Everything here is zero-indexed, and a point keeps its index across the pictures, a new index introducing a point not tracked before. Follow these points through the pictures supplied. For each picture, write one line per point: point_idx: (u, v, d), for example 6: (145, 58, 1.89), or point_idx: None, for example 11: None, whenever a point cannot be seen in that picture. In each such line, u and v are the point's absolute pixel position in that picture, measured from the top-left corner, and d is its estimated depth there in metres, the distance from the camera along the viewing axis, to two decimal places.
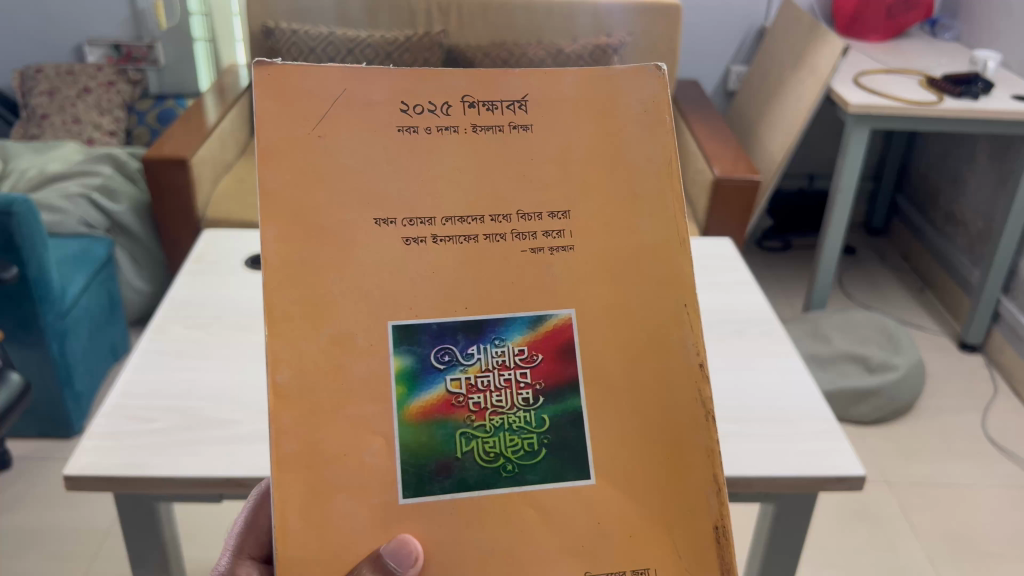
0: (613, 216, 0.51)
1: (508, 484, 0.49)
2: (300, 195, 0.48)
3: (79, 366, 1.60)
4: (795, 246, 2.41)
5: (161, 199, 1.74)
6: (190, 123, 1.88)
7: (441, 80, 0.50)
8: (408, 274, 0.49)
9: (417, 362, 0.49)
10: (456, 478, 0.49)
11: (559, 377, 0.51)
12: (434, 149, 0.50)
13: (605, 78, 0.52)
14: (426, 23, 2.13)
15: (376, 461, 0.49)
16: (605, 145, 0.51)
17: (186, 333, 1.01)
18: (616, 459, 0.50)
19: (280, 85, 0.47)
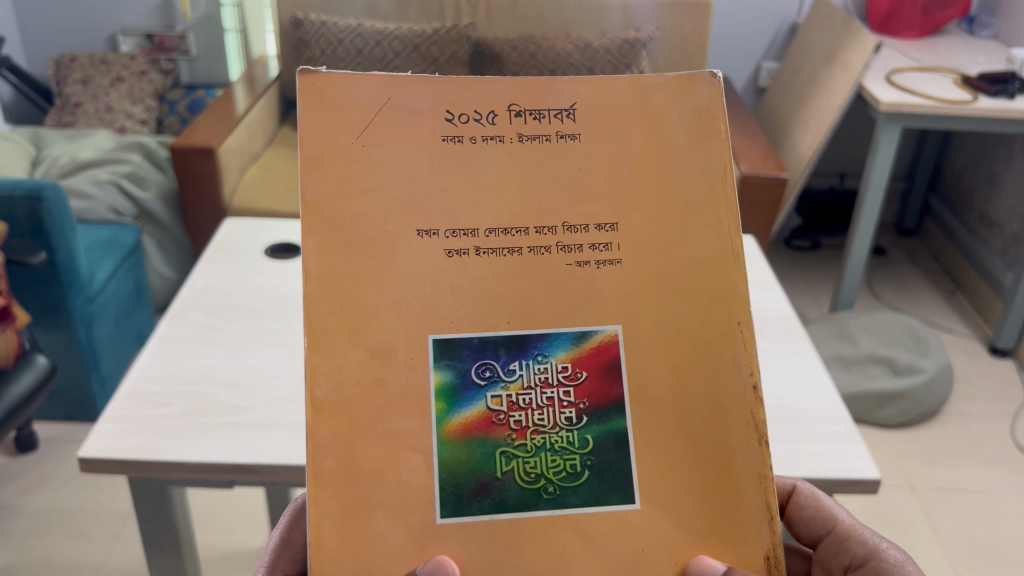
0: (662, 229, 0.50)
1: (549, 506, 0.49)
2: (342, 206, 0.47)
3: (105, 351, 1.61)
4: (824, 246, 2.38)
5: (189, 187, 1.74)
6: (218, 113, 1.87)
7: (486, 88, 0.49)
8: (449, 288, 0.48)
9: (457, 378, 0.49)
10: (495, 498, 0.48)
11: (604, 396, 0.49)
12: (479, 158, 0.48)
13: (654, 84, 0.50)
14: (454, 16, 2.12)
15: (414, 478, 0.48)
16: (654, 156, 0.50)
17: (202, 319, 1.00)
18: (661, 481, 0.49)
19: (322, 94, 0.46)
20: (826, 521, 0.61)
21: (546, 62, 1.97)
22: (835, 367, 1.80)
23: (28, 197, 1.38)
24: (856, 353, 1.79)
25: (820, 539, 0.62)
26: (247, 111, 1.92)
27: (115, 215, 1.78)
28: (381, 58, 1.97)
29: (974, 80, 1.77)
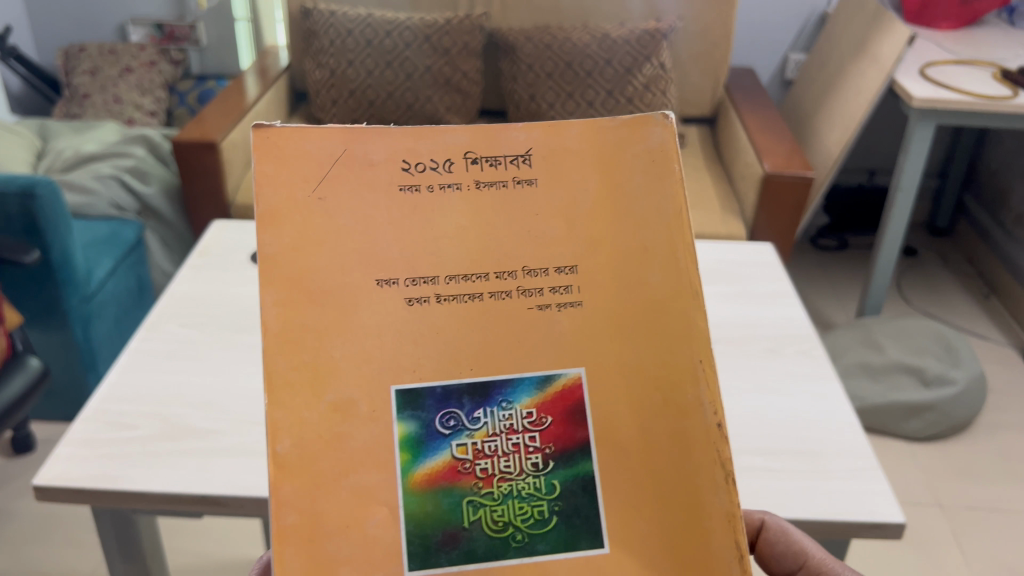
0: (621, 270, 0.50)
1: (519, 554, 0.48)
2: (300, 257, 0.46)
3: (103, 352, 1.64)
4: (851, 246, 2.33)
5: (193, 182, 1.74)
6: (227, 103, 1.87)
7: (440, 137, 0.49)
8: (411, 336, 0.48)
9: (421, 428, 0.48)
10: (464, 548, 0.47)
11: (569, 440, 0.49)
12: (437, 205, 0.48)
13: (607, 127, 0.50)
14: (467, 6, 2.07)
15: (380, 531, 0.47)
16: (610, 197, 0.50)
17: (179, 334, 1.01)
18: (627, 524, 0.48)
19: (276, 147, 0.46)
20: (796, 556, 0.60)
21: (562, 53, 1.93)
22: (860, 376, 1.75)
23: (22, 193, 1.42)
24: (882, 361, 1.75)
25: (793, 573, 0.61)
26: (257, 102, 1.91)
27: (117, 210, 1.79)
28: (391, 49, 1.94)
29: (1013, 74, 1.69)
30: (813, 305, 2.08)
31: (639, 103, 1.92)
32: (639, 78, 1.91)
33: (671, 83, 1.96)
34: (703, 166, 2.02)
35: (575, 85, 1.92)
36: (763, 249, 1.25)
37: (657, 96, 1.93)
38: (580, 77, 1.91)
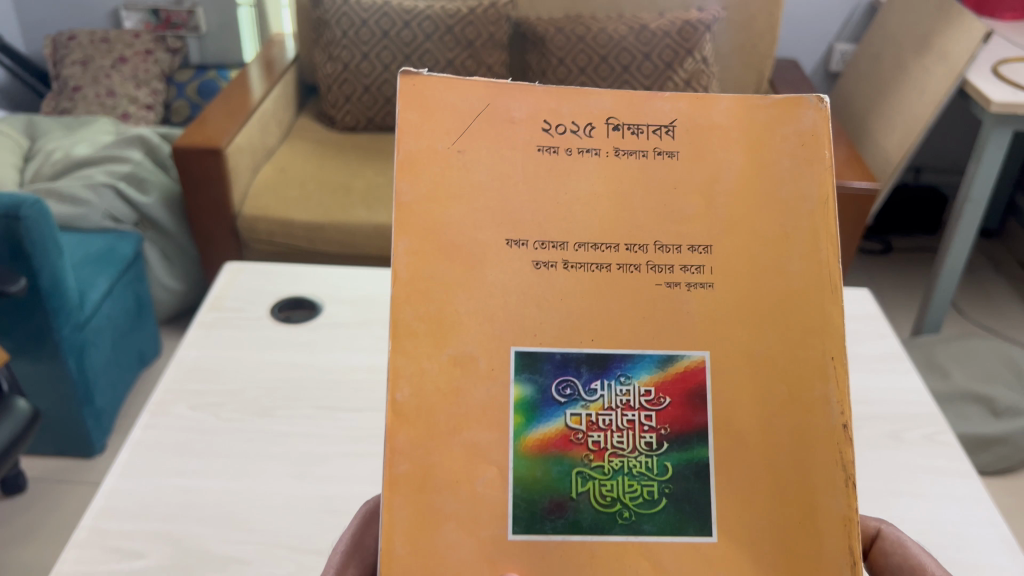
0: (757, 255, 0.49)
1: (624, 532, 0.47)
2: (435, 210, 0.47)
3: (99, 382, 1.55)
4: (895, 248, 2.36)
5: (195, 192, 1.65)
6: (231, 104, 1.81)
7: (585, 100, 0.49)
8: (534, 300, 0.48)
9: (538, 392, 0.48)
10: (570, 518, 0.47)
11: (686, 424, 0.48)
12: (574, 170, 0.49)
13: (760, 106, 0.50)
14: None
15: (488, 491, 0.46)
16: (753, 181, 0.49)
17: (191, 418, 0.90)
18: (739, 515, 0.47)
19: (421, 95, 0.47)
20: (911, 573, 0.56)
21: (597, 46, 1.92)
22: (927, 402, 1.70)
23: (6, 214, 1.29)
24: (948, 388, 1.71)
25: None
26: (262, 102, 1.86)
27: (113, 221, 1.74)
28: (410, 41, 1.92)
29: None
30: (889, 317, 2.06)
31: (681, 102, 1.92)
32: (679, 72, 1.91)
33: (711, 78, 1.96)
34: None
35: (611, 79, 1.92)
36: (861, 294, 1.20)
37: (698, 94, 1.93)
38: (617, 72, 1.92)
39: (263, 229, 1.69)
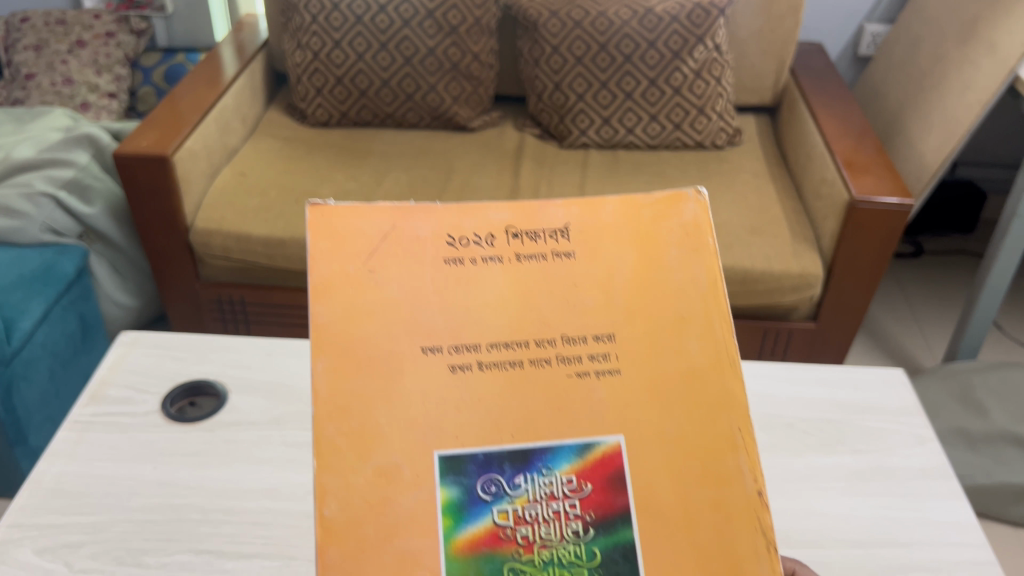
0: (659, 336, 0.51)
1: None
2: (350, 328, 0.50)
3: (33, 418, 1.47)
4: (927, 250, 2.43)
5: (141, 205, 1.53)
6: (195, 97, 1.68)
7: (484, 213, 0.53)
8: (452, 403, 0.49)
9: (463, 493, 0.47)
10: None
11: (609, 507, 0.48)
12: (481, 277, 0.52)
13: (643, 204, 0.55)
14: None
15: None
16: (646, 272, 0.53)
17: (37, 566, 0.82)
18: None
19: (332, 227, 0.51)
20: None
21: (596, 33, 1.82)
22: (957, 443, 1.69)
23: None
24: (985, 429, 1.69)
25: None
26: (225, 97, 1.72)
27: (53, 236, 1.61)
28: (386, 28, 1.78)
29: None
30: (897, 339, 2.10)
31: (690, 93, 1.84)
32: (688, 62, 1.82)
33: (725, 67, 1.87)
34: (767, 174, 1.88)
35: (612, 71, 1.83)
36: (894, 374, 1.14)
37: (709, 84, 1.84)
38: (616, 61, 1.83)
39: (217, 244, 1.57)
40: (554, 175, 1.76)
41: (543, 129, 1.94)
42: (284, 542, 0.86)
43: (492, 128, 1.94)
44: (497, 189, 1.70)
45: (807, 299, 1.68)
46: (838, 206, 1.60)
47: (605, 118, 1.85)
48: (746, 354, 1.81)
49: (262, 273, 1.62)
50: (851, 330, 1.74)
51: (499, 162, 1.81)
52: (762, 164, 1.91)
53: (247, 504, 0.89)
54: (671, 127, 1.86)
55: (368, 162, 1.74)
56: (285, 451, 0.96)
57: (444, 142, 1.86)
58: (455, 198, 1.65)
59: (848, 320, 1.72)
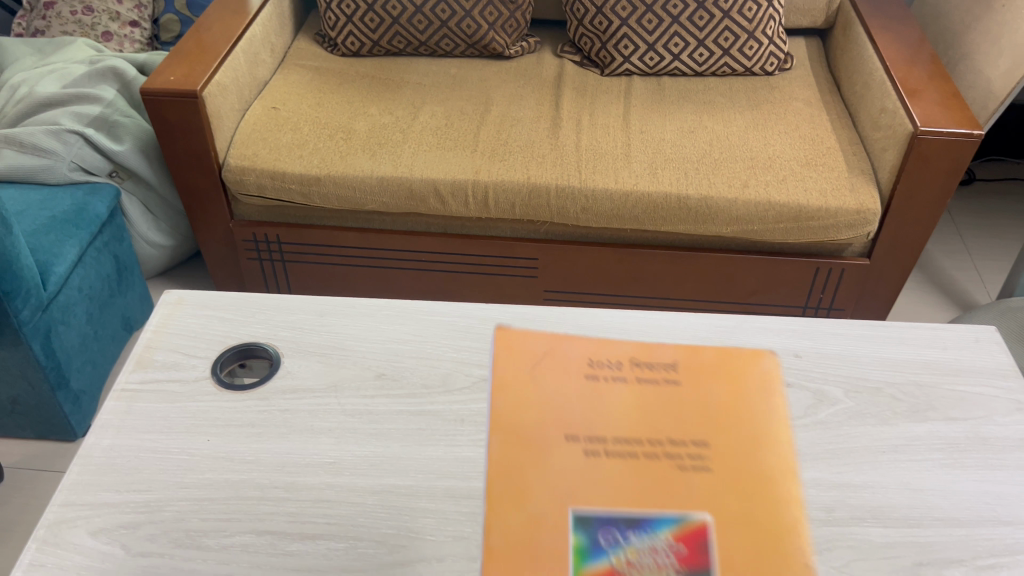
0: (726, 434, 0.76)
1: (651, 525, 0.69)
2: (519, 401, 0.79)
3: (75, 362, 1.27)
4: (979, 180, 2.19)
5: (172, 142, 1.41)
6: (220, 27, 1.54)
7: (614, 346, 0.84)
8: (591, 427, 0.76)
9: (590, 539, 0.69)
10: None
11: (694, 563, 0.67)
12: (610, 395, 0.78)
13: (732, 354, 0.84)
14: None
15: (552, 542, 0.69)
16: (731, 398, 0.79)
17: (94, 548, 0.69)
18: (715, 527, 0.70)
19: (509, 342, 0.83)
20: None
21: None
22: None
23: None
24: None
25: None
26: (251, 25, 1.58)
27: (84, 174, 1.41)
28: None
29: None
30: (950, 274, 1.88)
31: (740, 16, 1.67)
32: None
33: None
34: (822, 102, 1.68)
35: None
36: (985, 332, 0.96)
37: (760, 5, 1.68)
38: None
39: (252, 182, 1.43)
40: (595, 106, 1.63)
41: (583, 56, 1.79)
42: (347, 521, 0.71)
43: (530, 55, 1.81)
44: (538, 120, 1.57)
45: (863, 235, 1.45)
46: (900, 136, 1.39)
47: (650, 44, 1.70)
48: (791, 298, 1.57)
49: (299, 212, 1.50)
50: (901, 274, 1.54)
51: (539, 91, 1.67)
52: (816, 91, 1.71)
53: (308, 480, 0.75)
54: (720, 53, 1.70)
55: (401, 93, 1.63)
56: (345, 420, 0.81)
57: (480, 73, 1.73)
58: (496, 130, 1.53)
59: (904, 262, 1.52)
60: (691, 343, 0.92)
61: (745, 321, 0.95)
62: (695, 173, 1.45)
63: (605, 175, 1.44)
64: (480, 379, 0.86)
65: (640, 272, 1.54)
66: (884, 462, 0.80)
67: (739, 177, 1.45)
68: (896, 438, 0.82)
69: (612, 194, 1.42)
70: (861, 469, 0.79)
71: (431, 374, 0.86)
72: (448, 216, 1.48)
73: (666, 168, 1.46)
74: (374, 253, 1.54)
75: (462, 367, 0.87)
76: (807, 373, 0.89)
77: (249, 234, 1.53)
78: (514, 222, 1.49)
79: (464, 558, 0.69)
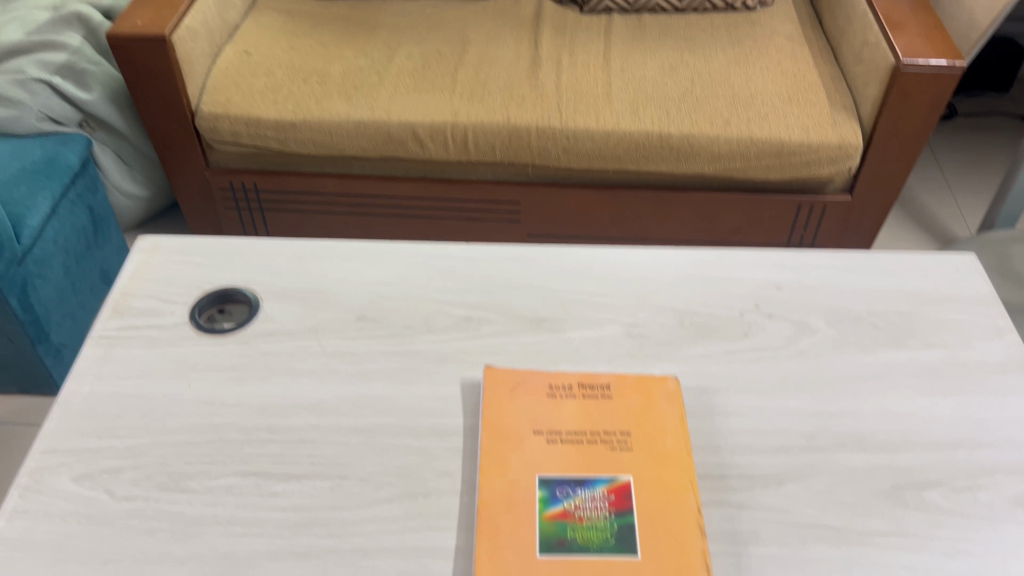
0: (644, 434, 0.75)
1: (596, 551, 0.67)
2: (501, 406, 0.76)
3: (54, 316, 1.26)
4: (961, 114, 2.18)
5: (142, 90, 1.38)
6: None
7: (564, 374, 0.80)
8: (548, 407, 0.77)
9: (550, 493, 0.70)
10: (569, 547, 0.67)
11: (622, 505, 0.70)
12: (561, 404, 0.77)
13: (645, 378, 0.79)
14: None
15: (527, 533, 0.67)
16: (643, 397, 0.78)
17: (78, 494, 0.69)
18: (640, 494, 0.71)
19: (494, 424, 0.75)
20: None
21: None
22: None
23: None
24: None
25: None
26: None
27: (52, 124, 1.38)
28: None
29: None
30: (931, 209, 1.89)
31: None
32: None
33: None
34: (805, 35, 1.65)
35: None
36: (965, 260, 0.97)
37: None
38: None
39: (226, 129, 1.41)
40: (574, 45, 1.60)
41: None
42: (332, 460, 0.72)
43: None
44: (517, 60, 1.54)
45: (844, 170, 1.45)
46: (882, 68, 1.37)
47: None
48: (774, 234, 1.57)
49: (275, 158, 1.48)
50: (883, 208, 1.54)
51: (517, 31, 1.64)
52: (797, 24, 1.69)
53: (290, 422, 0.75)
54: None
55: (376, 35, 1.60)
56: (326, 362, 0.81)
57: (457, 13, 1.69)
58: (474, 71, 1.50)
59: (886, 197, 1.52)
60: (672, 278, 0.92)
61: (726, 255, 0.95)
62: (677, 112, 1.44)
63: (586, 115, 1.42)
64: (462, 318, 0.86)
65: (622, 213, 1.53)
66: (864, 389, 0.81)
67: (721, 114, 1.43)
68: (875, 365, 0.83)
69: (594, 134, 1.40)
70: (840, 397, 0.80)
71: (412, 314, 0.86)
72: (427, 160, 1.46)
73: (648, 107, 1.44)
74: (352, 199, 1.52)
75: (443, 307, 0.87)
76: (788, 304, 0.89)
77: (226, 183, 1.51)
78: (494, 164, 1.47)
79: (449, 494, 0.70)
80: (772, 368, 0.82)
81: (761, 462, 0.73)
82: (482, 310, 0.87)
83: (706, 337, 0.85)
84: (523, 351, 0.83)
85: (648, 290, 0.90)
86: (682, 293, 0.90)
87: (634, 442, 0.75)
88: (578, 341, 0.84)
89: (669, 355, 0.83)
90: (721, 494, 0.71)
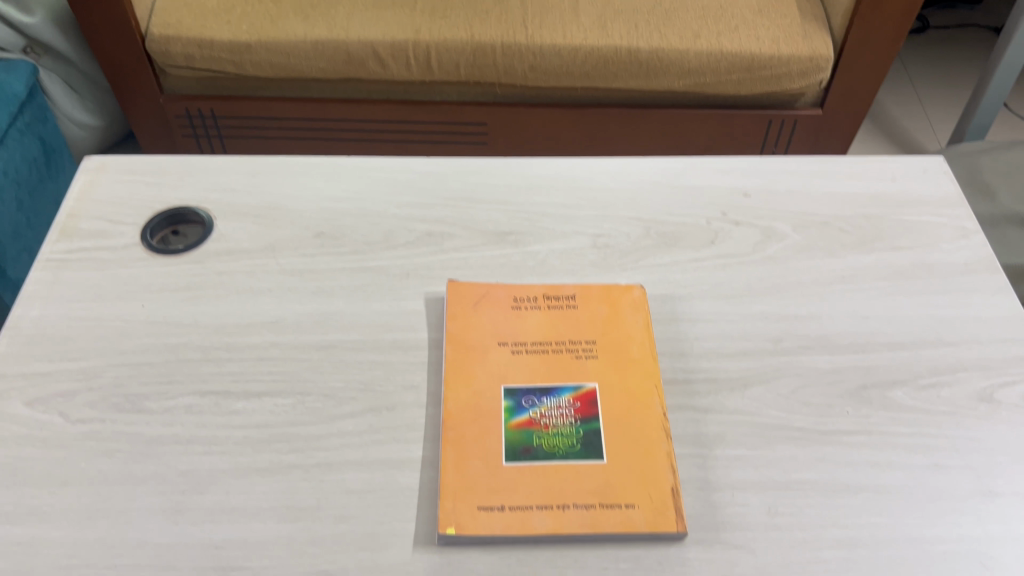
0: (609, 342, 0.75)
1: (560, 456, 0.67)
2: (465, 321, 0.76)
3: (10, 251, 1.24)
4: (933, 27, 2.16)
5: (88, 12, 1.32)
6: None
7: (528, 286, 0.80)
8: (511, 320, 0.77)
9: (515, 403, 0.71)
10: (535, 454, 0.67)
11: (587, 412, 0.70)
12: (526, 317, 0.77)
13: (610, 287, 0.80)
14: None
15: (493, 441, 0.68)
16: (609, 307, 0.78)
17: (32, 418, 0.69)
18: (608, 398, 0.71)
19: (458, 339, 0.75)
20: None
21: None
22: None
23: None
24: None
25: None
26: None
27: None
28: None
29: None
30: (901, 122, 1.88)
31: None
32: None
33: None
34: None
35: None
36: (931, 166, 0.97)
37: None
38: None
39: (178, 52, 1.37)
40: None
41: None
42: (294, 377, 0.72)
43: None
44: None
45: (815, 82, 1.43)
46: None
47: None
48: (745, 148, 1.56)
49: (232, 83, 1.44)
50: (853, 120, 1.53)
51: None
52: None
53: (249, 340, 0.75)
54: None
55: None
56: (286, 281, 0.80)
57: None
58: None
59: (857, 108, 1.51)
60: (637, 188, 0.91)
61: (692, 164, 0.94)
62: (646, 25, 1.40)
63: (553, 31, 1.38)
64: (423, 234, 0.85)
65: (592, 132, 1.51)
66: (829, 292, 0.81)
67: (690, 28, 1.40)
68: (840, 269, 0.84)
69: (560, 50, 1.37)
70: (803, 300, 0.80)
71: (373, 231, 0.85)
72: (390, 81, 1.42)
73: (616, 21, 1.41)
74: (317, 124, 1.49)
75: (404, 223, 0.86)
76: (754, 211, 0.89)
77: (183, 109, 1.47)
78: (460, 84, 1.44)
79: (414, 407, 0.70)
80: (737, 274, 0.82)
81: (725, 366, 0.74)
82: (444, 225, 0.86)
83: (671, 246, 0.85)
84: (487, 266, 0.82)
85: (613, 200, 0.90)
86: (647, 203, 0.89)
87: (601, 351, 0.75)
88: (543, 254, 0.84)
89: (634, 265, 0.83)
90: (686, 399, 0.72)
